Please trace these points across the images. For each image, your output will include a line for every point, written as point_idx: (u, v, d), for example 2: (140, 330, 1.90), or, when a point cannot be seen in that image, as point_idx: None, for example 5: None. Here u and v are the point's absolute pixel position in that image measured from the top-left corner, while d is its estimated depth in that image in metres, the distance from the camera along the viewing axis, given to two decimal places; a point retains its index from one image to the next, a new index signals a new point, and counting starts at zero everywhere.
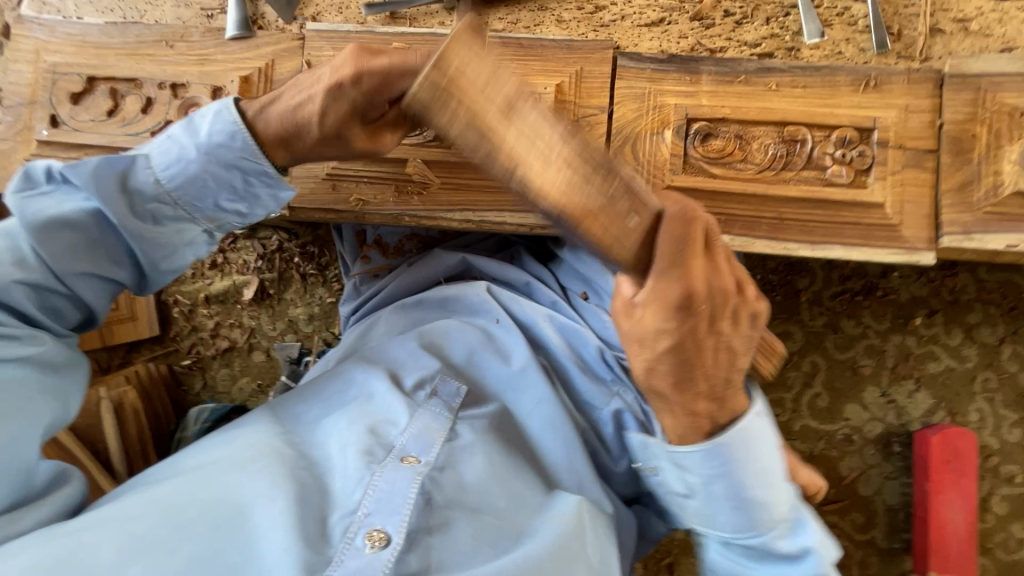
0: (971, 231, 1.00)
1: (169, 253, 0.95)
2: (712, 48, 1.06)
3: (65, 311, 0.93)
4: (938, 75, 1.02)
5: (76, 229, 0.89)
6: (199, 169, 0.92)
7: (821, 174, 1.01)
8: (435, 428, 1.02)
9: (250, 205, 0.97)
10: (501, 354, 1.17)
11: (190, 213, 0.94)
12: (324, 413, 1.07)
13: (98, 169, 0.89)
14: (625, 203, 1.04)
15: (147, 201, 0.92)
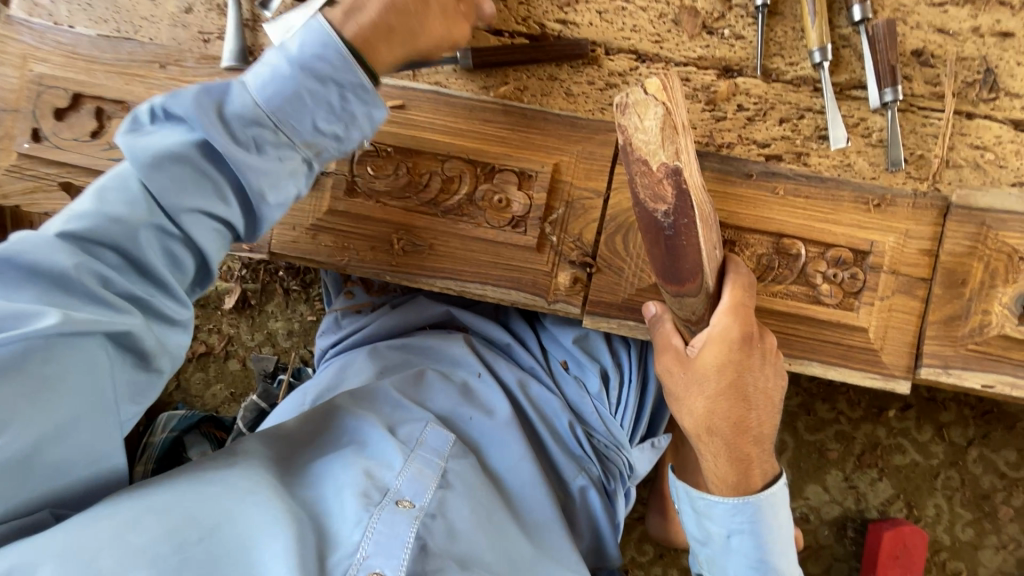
0: (950, 367, 0.99)
1: (275, 181, 0.81)
2: (719, 143, 1.03)
3: (185, 262, 0.81)
4: (943, 204, 0.99)
5: (186, 162, 0.78)
6: (292, 86, 0.79)
7: (809, 290, 1.00)
8: (429, 474, 1.00)
9: (348, 127, 0.84)
10: (483, 408, 1.18)
11: (289, 139, 0.81)
12: (305, 455, 1.05)
13: (201, 99, 0.78)
14: (608, 293, 1.02)
15: (246, 127, 0.79)
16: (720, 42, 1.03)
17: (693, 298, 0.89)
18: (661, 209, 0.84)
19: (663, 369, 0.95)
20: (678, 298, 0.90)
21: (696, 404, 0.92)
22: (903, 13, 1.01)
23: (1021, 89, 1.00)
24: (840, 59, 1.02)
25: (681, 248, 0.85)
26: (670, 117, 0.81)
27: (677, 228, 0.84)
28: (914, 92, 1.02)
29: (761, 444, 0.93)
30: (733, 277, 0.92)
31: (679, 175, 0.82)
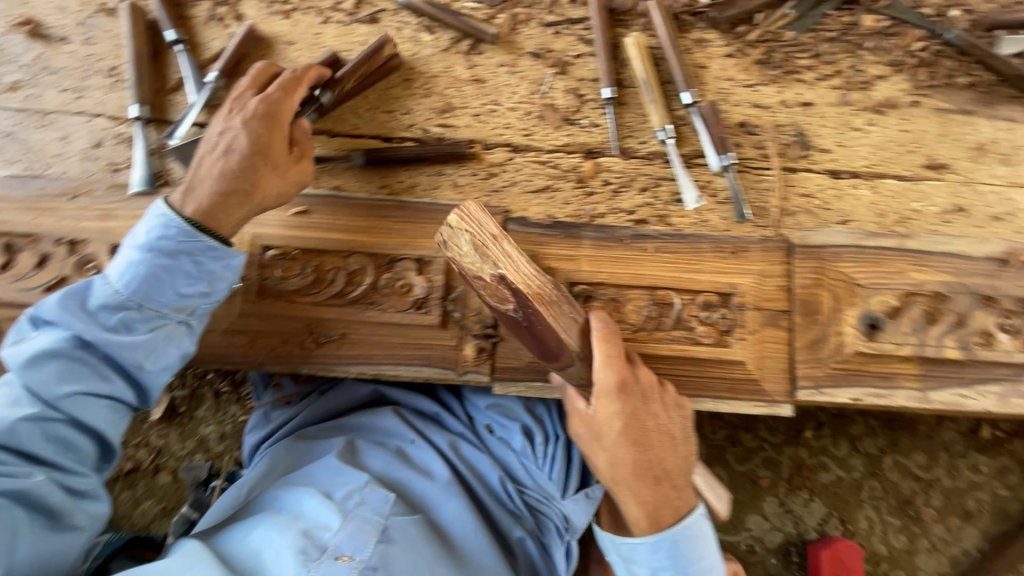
0: (821, 385, 1.12)
1: (151, 351, 0.98)
2: (592, 214, 1.17)
3: (82, 446, 0.96)
4: (787, 245, 1.15)
5: (62, 359, 0.93)
6: (148, 267, 0.95)
7: (689, 333, 1.11)
8: (368, 529, 1.01)
9: (209, 283, 1.00)
10: (422, 472, 1.20)
11: (153, 310, 0.97)
12: (241, 526, 1.04)
13: (66, 301, 0.95)
14: (513, 358, 1.10)
15: (114, 313, 0.96)
16: (580, 130, 1.20)
17: (573, 367, 1.00)
18: (509, 305, 0.94)
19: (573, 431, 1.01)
20: (563, 369, 1.01)
21: (601, 460, 0.99)
22: (724, 95, 1.21)
23: (829, 145, 1.21)
24: (682, 135, 1.21)
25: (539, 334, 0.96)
26: (477, 238, 0.90)
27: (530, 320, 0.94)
28: (746, 155, 1.20)
29: (674, 483, 0.99)
30: (596, 333, 0.99)
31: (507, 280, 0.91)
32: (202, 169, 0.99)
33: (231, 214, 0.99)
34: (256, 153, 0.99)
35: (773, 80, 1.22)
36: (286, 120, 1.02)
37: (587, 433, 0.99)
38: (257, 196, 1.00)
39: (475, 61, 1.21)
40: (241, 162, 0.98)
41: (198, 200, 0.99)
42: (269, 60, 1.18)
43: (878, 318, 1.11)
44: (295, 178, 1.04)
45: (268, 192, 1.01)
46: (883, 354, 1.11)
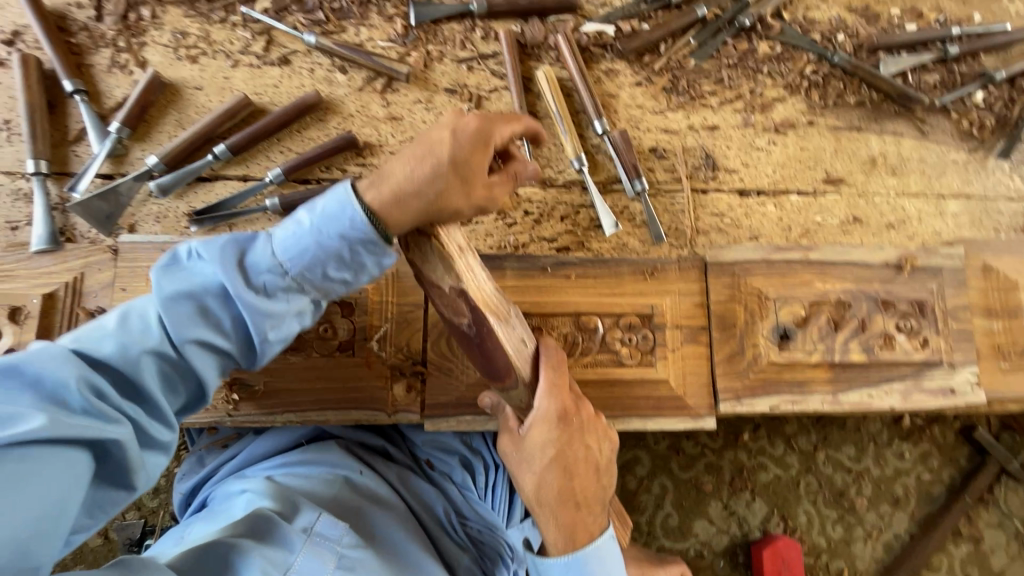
0: (741, 397, 1.17)
1: (277, 321, 0.91)
2: (514, 245, 1.19)
3: (182, 388, 0.90)
4: (701, 264, 1.21)
5: (197, 300, 0.88)
6: (312, 243, 0.89)
7: (614, 356, 1.14)
8: (325, 556, 1.01)
9: (357, 274, 0.93)
10: (372, 500, 1.19)
11: (308, 287, 0.93)
12: (191, 562, 0.98)
13: (229, 247, 0.89)
14: (442, 394, 1.11)
15: (264, 274, 0.90)
16: (499, 163, 1.22)
17: (515, 390, 0.99)
18: (463, 319, 0.95)
19: (502, 450, 1.02)
20: (504, 391, 1.01)
21: (528, 481, 1.00)
22: (636, 122, 1.26)
23: (736, 166, 1.27)
24: (598, 163, 1.25)
25: (490, 354, 0.96)
26: (445, 250, 0.92)
27: (479, 333, 0.95)
28: (659, 179, 1.25)
29: (592, 509, 1.02)
30: (545, 359, 1.00)
31: (466, 295, 0.92)
32: (395, 173, 0.92)
33: (406, 215, 0.91)
34: (448, 163, 0.93)
35: (680, 106, 1.28)
36: (492, 142, 0.97)
37: (517, 456, 1.00)
38: (441, 207, 0.90)
39: (391, 99, 1.21)
40: (436, 175, 0.91)
41: (378, 193, 0.91)
42: (177, 107, 1.15)
43: (789, 329, 1.18)
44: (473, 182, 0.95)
45: (449, 212, 0.92)
46: (795, 363, 1.17)
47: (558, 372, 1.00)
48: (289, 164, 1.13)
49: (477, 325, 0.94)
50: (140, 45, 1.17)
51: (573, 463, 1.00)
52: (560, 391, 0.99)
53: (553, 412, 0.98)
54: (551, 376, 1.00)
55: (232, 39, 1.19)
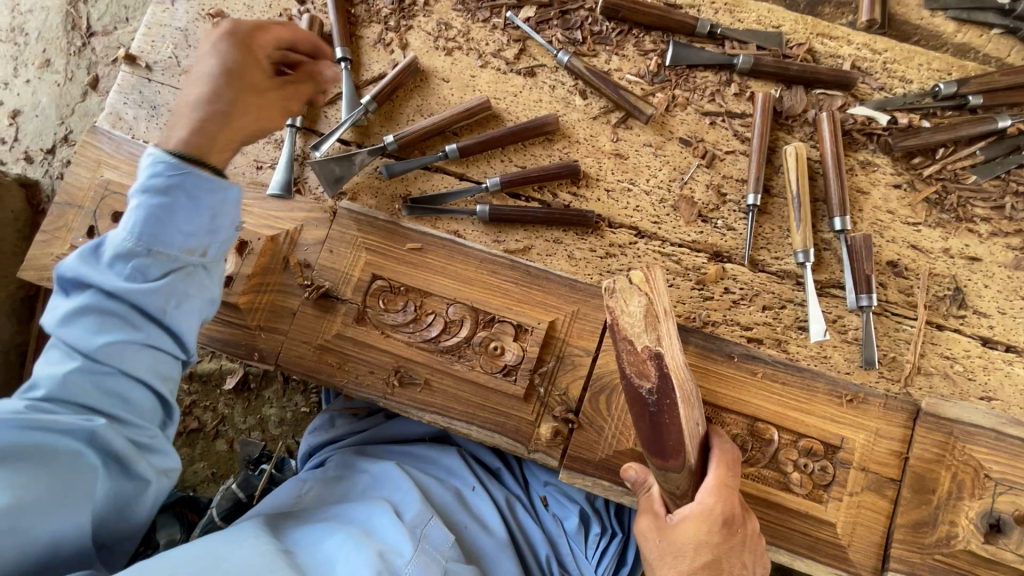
0: (916, 574, 1.00)
1: (177, 296, 0.89)
2: (704, 320, 1.11)
3: (133, 398, 0.88)
4: (913, 408, 1.04)
5: (95, 315, 0.85)
6: (145, 209, 0.86)
7: (780, 476, 1.03)
8: (433, 567, 0.99)
9: (213, 218, 0.90)
10: (479, 522, 1.18)
11: (163, 255, 0.87)
12: (312, 530, 1.02)
13: (83, 256, 0.87)
14: (586, 449, 1.06)
15: (127, 261, 0.86)
16: (712, 230, 1.14)
17: (676, 474, 0.91)
18: (648, 384, 0.87)
19: (640, 534, 0.95)
20: (662, 471, 0.92)
21: None
22: (880, 227, 1.11)
23: (989, 309, 1.08)
24: (821, 260, 1.12)
25: (665, 426, 0.88)
26: (654, 307, 0.87)
27: (661, 405, 0.87)
28: (888, 298, 1.10)
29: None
30: (719, 453, 0.94)
31: (661, 358, 0.87)
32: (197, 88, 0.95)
33: (221, 145, 0.93)
34: (231, 74, 0.95)
35: (938, 223, 1.11)
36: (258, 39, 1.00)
37: (659, 547, 0.92)
38: (228, 119, 0.94)
39: (621, 136, 1.17)
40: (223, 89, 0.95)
41: (177, 133, 0.92)
42: (423, 94, 1.20)
43: (1004, 521, 0.98)
44: (286, 94, 1.02)
45: (240, 128, 0.96)
46: (998, 562, 0.98)
47: (732, 470, 0.92)
48: (507, 178, 1.14)
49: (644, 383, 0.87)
50: (407, 28, 1.23)
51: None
52: (728, 493, 0.91)
53: (719, 513, 0.89)
54: (727, 474, 0.92)
55: (489, 41, 1.22)
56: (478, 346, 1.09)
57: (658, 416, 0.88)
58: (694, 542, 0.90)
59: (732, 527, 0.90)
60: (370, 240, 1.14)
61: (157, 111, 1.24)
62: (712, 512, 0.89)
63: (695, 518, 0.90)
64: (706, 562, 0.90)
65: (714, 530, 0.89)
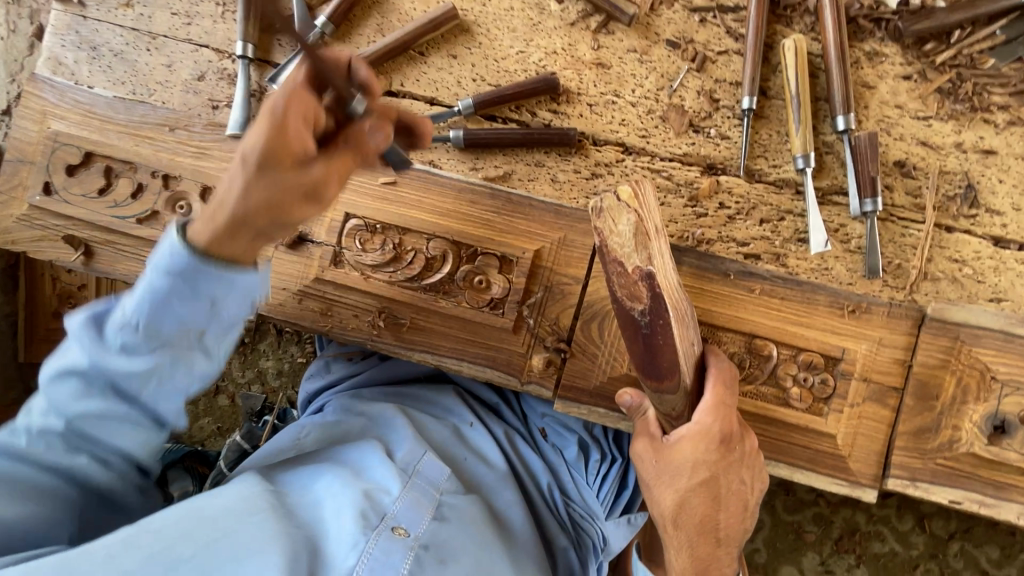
0: (917, 479, 0.99)
1: (159, 374, 0.79)
2: (698, 239, 1.05)
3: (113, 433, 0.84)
4: (919, 315, 1.00)
5: (82, 378, 0.79)
6: (151, 293, 0.74)
7: (779, 392, 1.01)
8: (424, 503, 1.01)
9: (213, 301, 0.76)
10: (479, 456, 1.19)
11: (162, 338, 0.77)
12: (304, 470, 1.04)
13: (84, 323, 0.78)
14: (580, 378, 1.04)
15: (120, 337, 0.77)
16: (705, 140, 1.05)
17: (672, 396, 0.88)
18: (638, 307, 0.83)
19: (637, 455, 0.94)
20: (657, 393, 0.89)
21: (665, 497, 0.91)
22: (887, 125, 1.03)
23: (1003, 207, 1.01)
24: (823, 165, 1.04)
25: (658, 347, 0.84)
26: (643, 224, 0.81)
27: (653, 326, 0.83)
28: (895, 201, 1.03)
29: (725, 543, 0.93)
30: (716, 372, 0.90)
31: (654, 279, 0.81)
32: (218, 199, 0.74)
33: (261, 247, 0.77)
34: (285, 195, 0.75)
35: (952, 115, 1.02)
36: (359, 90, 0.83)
37: (654, 468, 0.91)
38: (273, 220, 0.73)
39: (602, 42, 1.07)
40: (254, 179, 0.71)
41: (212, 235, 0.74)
42: (383, 11, 1.10)
43: (1009, 422, 0.96)
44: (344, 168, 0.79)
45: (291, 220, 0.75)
46: (1001, 462, 0.97)
47: (729, 390, 0.89)
48: (482, 98, 1.05)
49: (652, 308, 0.82)
50: None
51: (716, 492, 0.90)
52: (726, 411, 0.88)
53: (717, 432, 0.87)
54: (723, 392, 0.88)
55: None
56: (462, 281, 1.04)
57: (649, 337, 0.84)
58: (691, 460, 0.89)
59: (729, 444, 0.88)
60: None
61: (97, 52, 1.14)
62: (711, 430, 0.87)
63: (692, 438, 0.88)
64: (702, 478, 0.89)
65: (711, 448, 0.87)
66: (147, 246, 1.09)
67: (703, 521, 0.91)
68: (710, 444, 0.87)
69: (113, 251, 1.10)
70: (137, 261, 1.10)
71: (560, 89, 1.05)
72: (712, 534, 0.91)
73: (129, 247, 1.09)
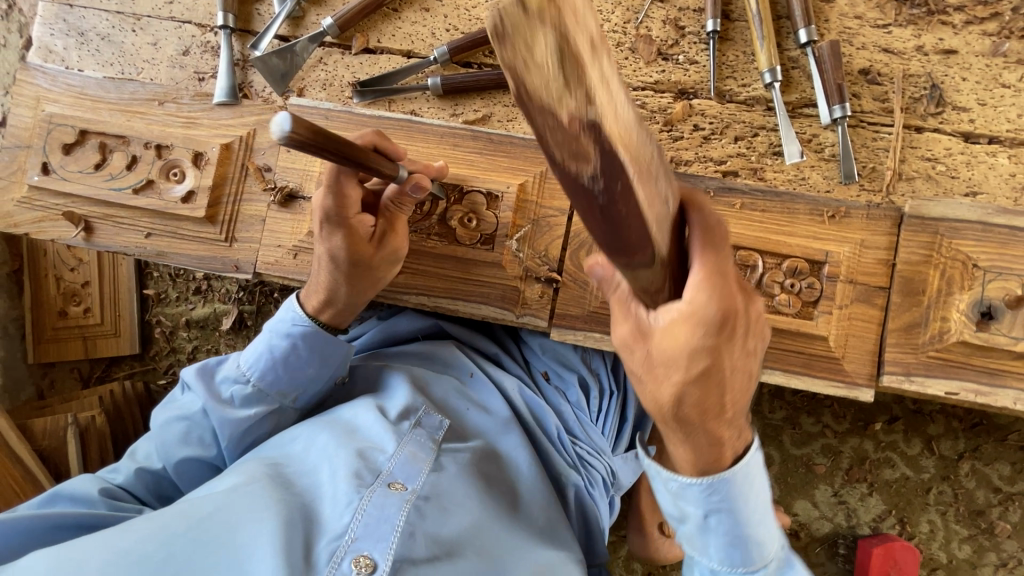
0: (912, 373, 1.01)
1: (250, 425, 1.07)
2: (675, 162, 1.08)
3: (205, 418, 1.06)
4: (897, 214, 1.02)
5: (190, 421, 1.06)
6: (269, 350, 1.05)
7: (768, 300, 1.03)
8: (421, 458, 1.02)
9: (315, 367, 1.07)
10: (479, 405, 1.20)
11: (266, 391, 1.07)
12: (303, 433, 1.07)
13: (202, 372, 1.09)
14: (574, 305, 1.06)
15: (231, 386, 1.07)
16: (675, 67, 1.09)
17: (647, 269, 0.74)
18: (587, 167, 0.58)
19: (622, 346, 0.84)
20: (631, 268, 0.74)
21: (661, 388, 0.81)
22: (849, 35, 1.06)
23: (969, 103, 1.04)
24: (791, 80, 1.07)
25: (621, 219, 0.63)
26: (566, 40, 0.52)
27: (609, 191, 0.60)
28: (864, 108, 1.06)
29: (733, 423, 0.86)
30: (698, 240, 0.79)
31: (596, 125, 0.55)
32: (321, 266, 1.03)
33: (364, 294, 1.05)
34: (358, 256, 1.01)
35: (910, 20, 1.05)
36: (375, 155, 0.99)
37: (643, 361, 0.81)
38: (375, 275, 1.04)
39: None
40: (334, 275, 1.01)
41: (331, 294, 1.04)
42: None
43: (995, 307, 0.98)
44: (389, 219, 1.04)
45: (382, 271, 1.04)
46: (992, 348, 0.98)
47: (717, 261, 0.78)
48: (455, 45, 1.09)
49: (606, 165, 0.59)
50: None
51: (711, 377, 0.80)
52: (710, 287, 0.75)
53: (709, 310, 0.74)
54: (712, 261, 0.78)
55: None
56: (451, 221, 1.08)
57: (609, 209, 0.62)
58: (682, 343, 0.77)
59: (720, 318, 0.76)
60: (324, 131, 1.10)
61: (85, 37, 1.19)
62: (696, 304, 0.76)
63: (681, 319, 0.77)
64: (700, 365, 0.78)
65: (699, 324, 0.76)
66: (144, 215, 1.12)
67: (703, 408, 0.80)
68: (699, 321, 0.76)
69: (112, 224, 1.13)
70: (136, 231, 1.13)
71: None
72: (709, 416, 0.82)
73: (128, 219, 1.13)
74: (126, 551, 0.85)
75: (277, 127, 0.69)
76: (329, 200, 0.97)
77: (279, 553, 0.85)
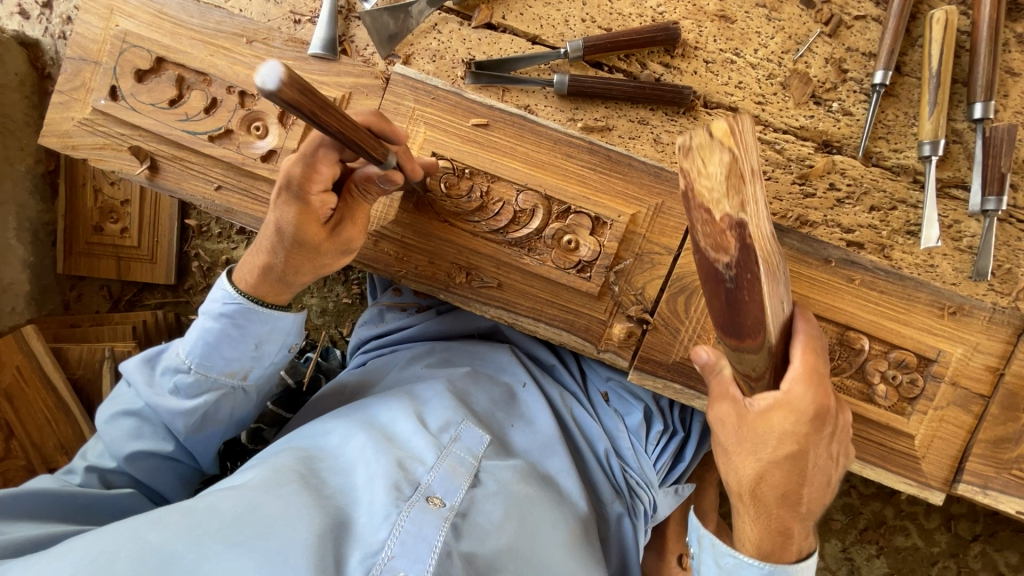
0: (989, 486, 0.98)
1: (199, 418, 0.94)
2: (800, 220, 1.00)
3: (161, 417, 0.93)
4: (1020, 324, 0.96)
5: (138, 419, 0.96)
6: (198, 333, 0.90)
7: (864, 387, 0.98)
8: (461, 472, 0.93)
9: (257, 346, 0.92)
10: (524, 418, 1.11)
11: (206, 376, 0.92)
12: (339, 429, 1.00)
13: (143, 363, 0.96)
14: (660, 351, 1.00)
15: (174, 377, 0.92)
16: (825, 115, 0.99)
17: (755, 355, 0.81)
18: (723, 260, 0.75)
19: (715, 419, 0.88)
20: (738, 351, 0.83)
21: (745, 466, 0.85)
22: None
23: None
24: (948, 154, 0.98)
25: (743, 302, 0.75)
26: (738, 165, 0.67)
27: (739, 282, 0.74)
28: (1016, 202, 0.97)
29: (806, 519, 0.87)
30: (803, 339, 0.84)
31: (744, 229, 0.69)
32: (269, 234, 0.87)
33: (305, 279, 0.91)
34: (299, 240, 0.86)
35: None
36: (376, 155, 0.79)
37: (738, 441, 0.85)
38: (315, 263, 0.90)
39: None
40: (276, 247, 0.86)
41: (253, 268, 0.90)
42: None
43: None
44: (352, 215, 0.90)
45: (328, 260, 0.91)
46: None
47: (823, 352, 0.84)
48: (592, 41, 0.96)
49: (742, 261, 0.72)
50: None
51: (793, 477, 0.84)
52: (813, 379, 0.81)
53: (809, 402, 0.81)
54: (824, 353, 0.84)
55: None
56: (549, 240, 0.99)
57: (735, 292, 0.76)
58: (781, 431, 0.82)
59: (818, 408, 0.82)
60: (427, 112, 0.99)
61: None
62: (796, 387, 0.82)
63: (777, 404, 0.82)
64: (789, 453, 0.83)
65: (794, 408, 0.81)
66: (217, 165, 1.03)
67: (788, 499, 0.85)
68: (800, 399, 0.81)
69: (180, 167, 1.03)
70: (204, 181, 1.03)
71: (680, 40, 0.97)
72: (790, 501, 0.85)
73: (198, 166, 1.03)
74: (154, 547, 0.77)
75: (259, 82, 0.53)
76: (296, 168, 0.82)
77: (311, 565, 0.77)
